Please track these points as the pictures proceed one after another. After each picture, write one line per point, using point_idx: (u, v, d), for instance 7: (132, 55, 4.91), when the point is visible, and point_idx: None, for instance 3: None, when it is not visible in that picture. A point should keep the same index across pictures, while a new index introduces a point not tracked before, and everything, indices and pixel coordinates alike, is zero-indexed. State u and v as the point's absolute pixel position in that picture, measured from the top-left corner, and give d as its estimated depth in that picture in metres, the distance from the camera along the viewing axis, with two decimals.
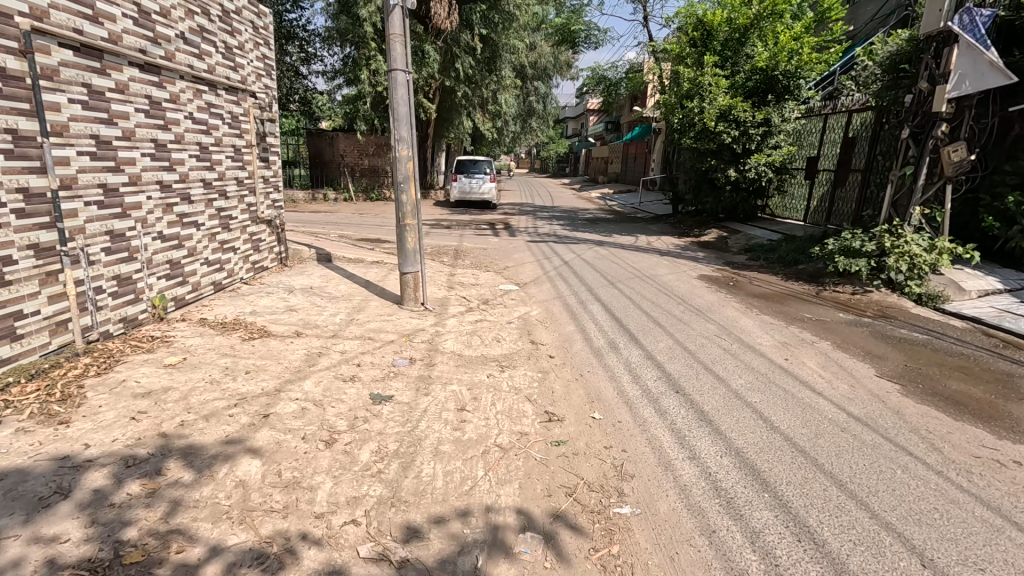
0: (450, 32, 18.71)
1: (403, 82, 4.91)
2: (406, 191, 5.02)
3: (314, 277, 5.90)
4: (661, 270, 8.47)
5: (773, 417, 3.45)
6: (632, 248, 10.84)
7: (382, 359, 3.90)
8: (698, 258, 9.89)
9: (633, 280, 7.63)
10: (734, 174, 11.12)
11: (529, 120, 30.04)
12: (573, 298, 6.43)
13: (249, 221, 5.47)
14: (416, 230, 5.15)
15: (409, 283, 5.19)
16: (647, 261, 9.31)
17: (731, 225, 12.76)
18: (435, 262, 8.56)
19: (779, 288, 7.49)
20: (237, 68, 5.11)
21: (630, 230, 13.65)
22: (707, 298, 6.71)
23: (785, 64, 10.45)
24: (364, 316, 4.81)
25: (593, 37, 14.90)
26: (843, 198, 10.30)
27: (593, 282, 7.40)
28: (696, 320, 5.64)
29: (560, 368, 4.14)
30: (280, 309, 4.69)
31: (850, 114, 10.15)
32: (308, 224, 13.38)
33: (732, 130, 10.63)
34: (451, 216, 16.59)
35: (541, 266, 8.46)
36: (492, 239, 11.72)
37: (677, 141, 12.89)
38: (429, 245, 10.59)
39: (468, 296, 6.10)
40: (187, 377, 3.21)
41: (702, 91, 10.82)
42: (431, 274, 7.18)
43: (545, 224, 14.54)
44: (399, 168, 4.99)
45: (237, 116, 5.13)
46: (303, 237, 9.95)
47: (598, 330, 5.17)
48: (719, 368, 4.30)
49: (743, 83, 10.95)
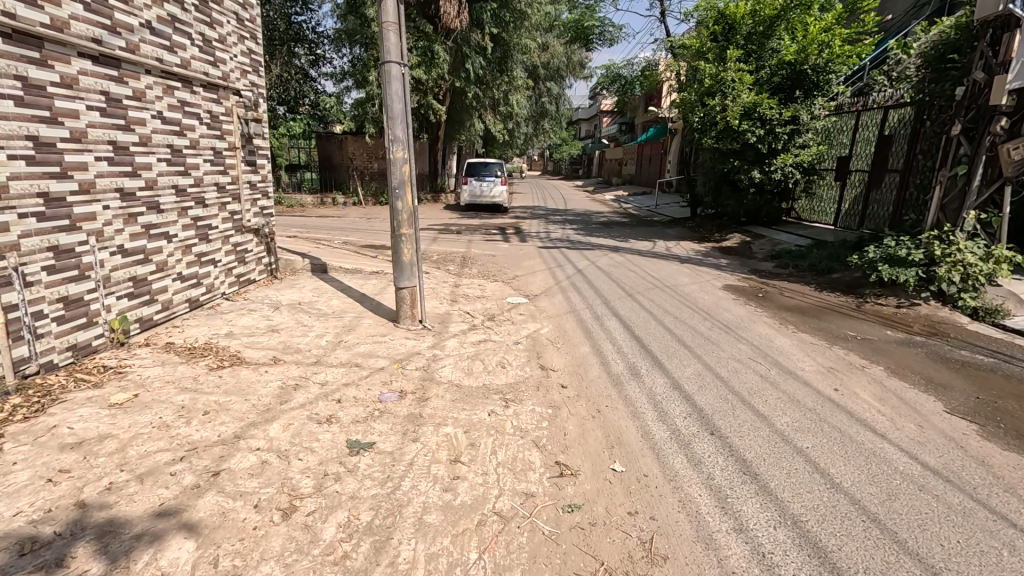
0: (461, 32, 18.27)
1: (398, 76, 4.40)
2: (401, 197, 4.51)
3: (305, 291, 5.42)
4: (682, 279, 7.85)
5: (832, 469, 2.86)
6: (650, 254, 10.22)
7: (367, 392, 3.37)
8: (722, 265, 9.26)
9: (653, 291, 7.04)
10: (759, 175, 10.48)
11: (541, 121, 29.52)
12: (587, 312, 5.87)
13: (233, 230, 5.02)
14: (413, 240, 4.63)
15: (405, 299, 4.67)
16: (667, 269, 8.69)
17: (755, 229, 12.06)
18: (440, 271, 8.05)
19: (814, 300, 6.84)
20: (218, 63, 4.65)
21: (647, 235, 13.03)
22: (736, 312, 6.08)
23: (815, 57, 9.78)
24: (355, 338, 4.30)
25: (608, 34, 14.31)
26: (879, 200, 9.58)
27: (610, 293, 6.83)
28: (726, 340, 5.03)
29: (573, 403, 3.58)
30: (261, 331, 4.20)
31: (886, 110, 9.44)
32: (314, 229, 13.02)
33: (757, 129, 9.99)
34: (461, 220, 16.14)
35: (553, 275, 7.90)
36: (502, 245, 11.21)
37: (696, 141, 12.26)
38: (436, 252, 10.11)
39: (472, 311, 5.57)
40: (131, 420, 2.72)
41: (725, 88, 10.19)
42: (433, 285, 6.66)
43: (558, 229, 13.98)
44: (395, 172, 4.47)
45: (217, 116, 4.67)
46: (304, 243, 9.53)
47: (616, 352, 4.60)
48: (759, 401, 3.71)
49: (768, 78, 10.29)
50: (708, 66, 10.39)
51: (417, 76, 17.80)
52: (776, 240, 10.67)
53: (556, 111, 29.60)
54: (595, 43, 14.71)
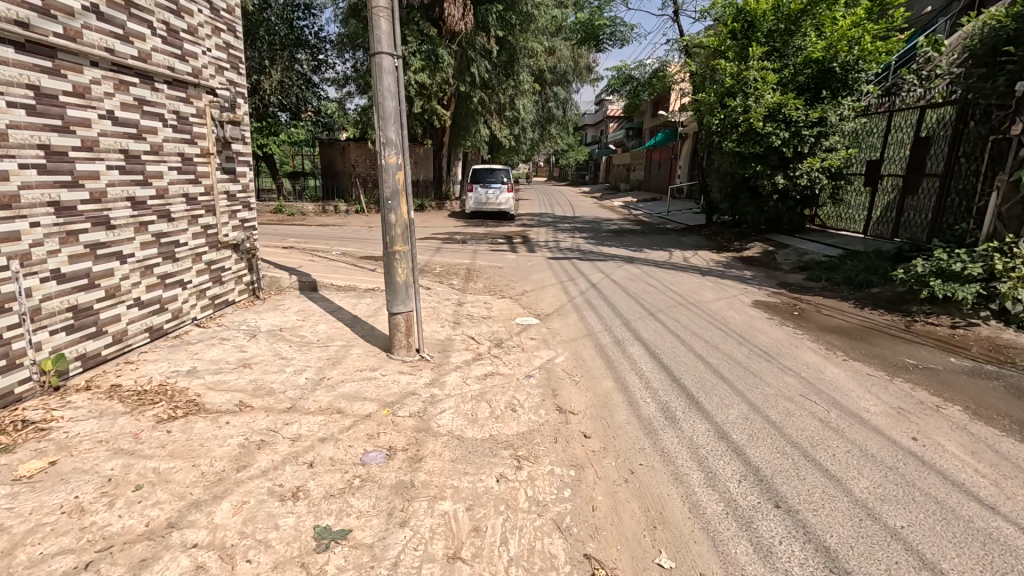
0: (465, 35, 17.76)
1: (389, 69, 3.80)
2: (394, 209, 3.90)
3: (289, 315, 4.82)
4: (708, 294, 7.18)
5: (941, 561, 2.21)
6: (667, 266, 9.55)
7: (348, 452, 2.75)
8: (746, 277, 8.60)
9: (676, 309, 6.40)
10: (783, 181, 9.82)
11: (548, 127, 29.03)
12: (607, 335, 5.23)
13: (207, 247, 4.44)
14: (408, 258, 4.02)
15: (399, 326, 4.05)
16: (689, 282, 8.02)
17: (777, 238, 11.37)
18: (442, 286, 7.45)
19: (857, 319, 6.16)
20: (187, 57, 4.08)
21: (662, 244, 12.34)
22: (773, 335, 5.42)
23: (844, 55, 9.14)
24: (339, 374, 3.68)
25: (619, 35, 13.71)
26: (915, 207, 8.88)
27: (628, 312, 6.21)
28: (769, 370, 4.37)
29: (601, 461, 2.94)
30: (230, 366, 3.59)
31: (922, 110, 8.77)
32: (313, 240, 12.46)
33: (782, 131, 9.35)
34: (466, 229, 15.53)
35: (565, 291, 7.25)
36: (509, 255, 10.57)
37: (713, 145, 11.64)
38: (439, 264, 9.52)
39: (477, 336, 4.94)
40: (35, 503, 2.11)
41: (747, 88, 9.56)
42: (435, 303, 6.06)
43: (567, 237, 13.36)
44: (387, 179, 3.87)
45: (186, 117, 4.10)
46: (299, 255, 8.95)
47: (644, 389, 3.96)
48: (824, 455, 3.06)
49: (793, 78, 9.66)
50: (728, 65, 9.77)
51: (420, 81, 17.30)
52: (802, 250, 9.98)
53: (563, 116, 29.05)
54: (605, 44, 14.12)
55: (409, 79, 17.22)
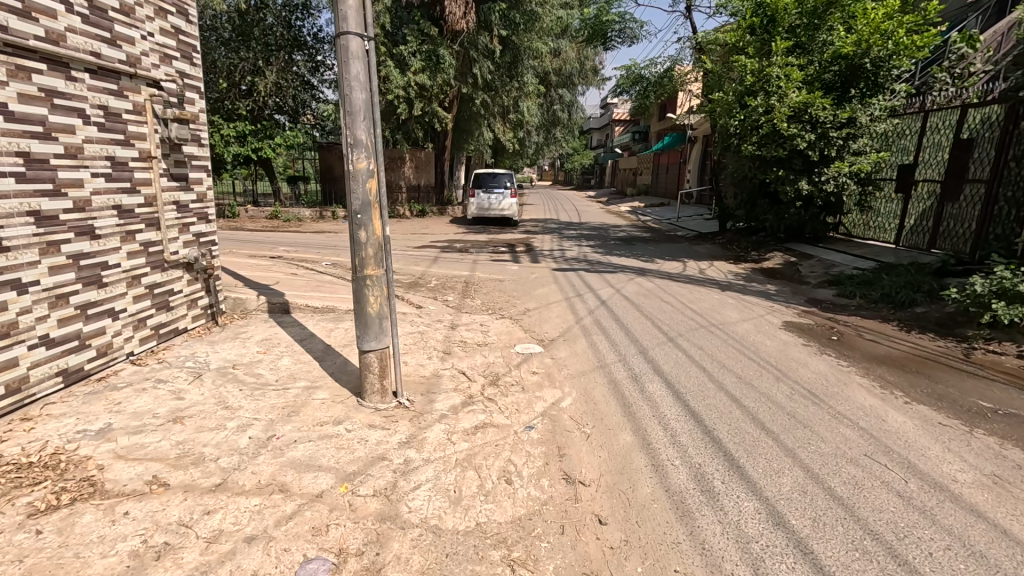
0: (468, 34, 17.14)
1: (358, 53, 3.09)
2: (365, 225, 3.18)
3: (250, 347, 4.12)
4: (731, 314, 6.44)
5: None
6: (682, 278, 8.82)
7: (282, 560, 2.03)
8: (770, 292, 7.86)
9: (698, 332, 5.66)
10: (807, 187, 9.08)
11: (553, 130, 28.40)
12: (622, 368, 4.49)
13: (149, 268, 3.75)
14: (383, 285, 3.31)
15: (372, 366, 3.34)
16: (708, 299, 7.29)
17: (799, 248, 10.62)
18: (436, 303, 6.75)
19: (906, 345, 5.39)
20: (119, 42, 3.40)
21: (674, 253, 11.62)
22: (815, 366, 4.66)
23: (877, 49, 8.33)
24: (294, 432, 2.96)
25: (628, 31, 13.01)
26: (956, 216, 8.11)
27: (643, 336, 5.49)
28: (820, 418, 3.62)
29: (622, 565, 2.21)
30: (156, 421, 2.88)
31: (963, 109, 7.99)
32: (305, 248, 11.87)
33: (808, 133, 8.63)
34: (467, 235, 14.90)
35: (572, 309, 6.54)
36: (511, 266, 9.90)
37: (729, 147, 10.92)
38: (435, 276, 8.82)
39: (469, 371, 4.22)
40: None
41: (768, 86, 8.82)
42: (425, 326, 5.37)
43: (573, 245, 12.65)
44: (356, 188, 3.16)
45: (117, 113, 3.41)
46: (284, 266, 8.32)
47: (672, 446, 3.22)
48: (918, 555, 2.31)
49: (819, 75, 8.90)
50: (748, 61, 9.01)
51: (420, 82, 16.78)
52: (828, 261, 9.22)
53: (568, 119, 28.40)
54: (614, 41, 13.42)
55: (409, 80, 16.69)
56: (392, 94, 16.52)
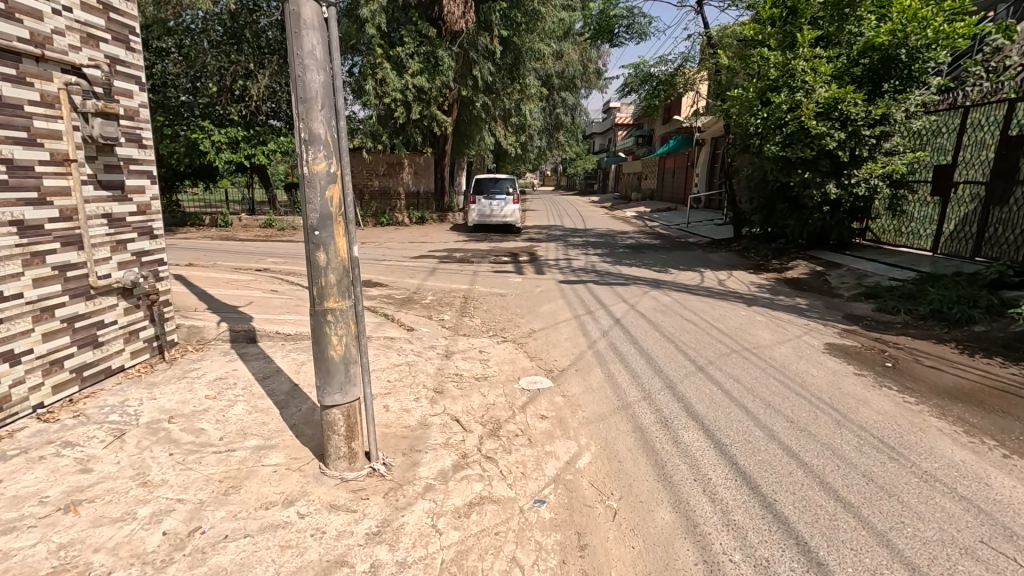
0: (467, 34, 16.54)
1: (315, 21, 2.36)
2: (325, 245, 2.46)
3: (197, 390, 3.39)
4: (764, 335, 5.69)
5: None
6: (701, 291, 8.08)
7: None
8: (801, 306, 7.12)
9: (730, 360, 4.91)
10: (836, 190, 8.34)
11: (555, 134, 27.82)
12: (648, 410, 3.75)
13: (66, 297, 3.04)
14: (349, 321, 2.58)
15: (337, 426, 2.60)
16: (734, 316, 6.53)
17: (823, 256, 9.88)
18: (430, 323, 6.04)
19: (975, 373, 4.61)
20: (17, 15, 2.71)
21: (688, 262, 10.87)
22: (878, 404, 3.90)
23: (914, 38, 7.60)
24: (226, 522, 2.22)
25: (637, 27, 12.29)
26: (1004, 221, 7.39)
27: (667, 363, 4.75)
28: (906, 484, 2.86)
29: None
30: (38, 512, 2.15)
31: (1012, 104, 7.24)
32: (294, 259, 11.16)
33: (837, 131, 7.89)
34: (467, 244, 14.20)
35: (583, 330, 5.80)
36: (514, 277, 9.16)
37: (746, 148, 10.19)
38: (431, 290, 8.11)
39: (465, 418, 3.48)
40: None
41: (793, 80, 8.08)
42: (416, 354, 4.64)
43: (579, 254, 11.93)
44: (312, 198, 2.43)
45: (16, 104, 2.73)
46: (266, 280, 7.61)
47: (725, 530, 2.47)
48: None
49: (848, 69, 8.16)
50: (770, 54, 8.27)
51: (418, 85, 16.21)
52: (859, 271, 8.47)
53: (571, 123, 27.80)
54: (620, 37, 12.73)
55: (406, 83, 16.11)
56: (390, 98, 15.97)
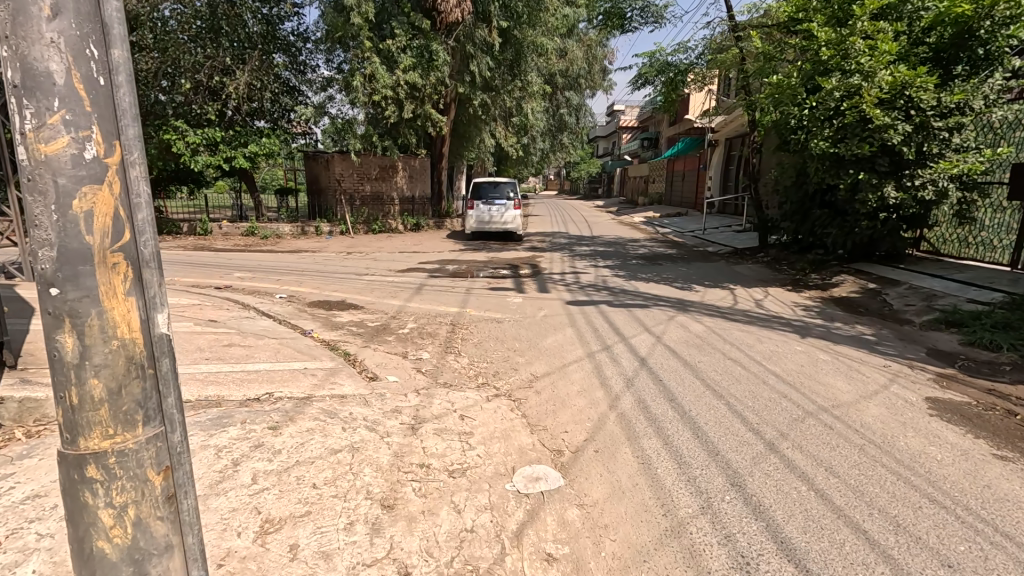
0: (464, 26, 15.30)
1: None
2: (80, 316, 1.13)
3: None
4: (839, 384, 4.32)
5: None
6: (737, 315, 6.73)
7: None
8: (868, 337, 5.76)
9: (809, 428, 3.55)
10: (896, 194, 6.97)
11: (559, 137, 26.57)
12: (716, 543, 2.39)
13: None
14: (144, 464, 1.23)
15: None
16: (788, 353, 5.18)
17: (872, 269, 8.53)
18: (404, 365, 4.73)
19: None
20: None
21: (713, 277, 9.50)
22: None
23: (1002, 7, 6.23)
24: None
25: (652, 10, 10.92)
26: None
27: (722, 438, 3.40)
28: None
29: None
30: None
31: None
32: (265, 274, 9.82)
33: (902, 122, 6.52)
34: (462, 254, 12.85)
35: (600, 377, 4.45)
36: (512, 297, 7.79)
37: (781, 146, 8.82)
38: (413, 315, 6.77)
39: (422, 570, 2.12)
40: None
41: (849, 60, 6.70)
42: (367, 428, 3.29)
43: (587, 266, 10.58)
44: (39, 216, 1.09)
45: None
46: (212, 306, 6.27)
47: None
48: None
49: (913, 49, 6.81)
50: (820, 30, 6.91)
51: (411, 81, 15.00)
52: (924, 290, 7.10)
53: (576, 124, 26.52)
54: (632, 23, 11.35)
55: (398, 80, 14.91)
56: (380, 95, 14.72)
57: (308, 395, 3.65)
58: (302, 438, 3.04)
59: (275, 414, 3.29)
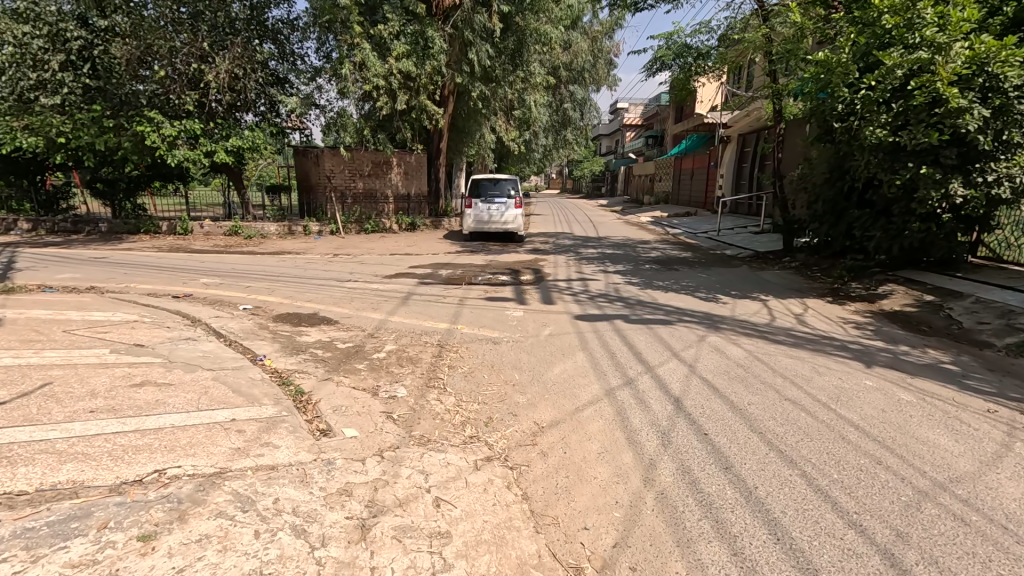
0: (462, 12, 14.15)
1: None
2: None
3: None
4: (945, 444, 3.23)
5: None
6: (779, 334, 5.66)
7: None
8: (947, 366, 4.69)
9: (934, 523, 2.47)
10: (964, 191, 5.89)
11: (562, 132, 25.51)
12: None
13: None
14: None
15: None
16: (857, 390, 4.10)
17: (924, 278, 7.47)
18: (370, 408, 3.65)
19: None
20: None
21: (739, 285, 8.41)
22: None
23: None
24: None
25: None
26: None
27: (814, 543, 2.33)
28: None
29: None
30: None
31: None
32: (235, 280, 8.75)
33: (980, 103, 5.43)
34: (459, 257, 11.78)
35: (625, 430, 3.37)
36: (512, 310, 6.71)
37: (818, 136, 7.72)
38: (393, 333, 5.69)
39: None
40: None
41: (917, 29, 5.60)
42: (290, 531, 2.22)
43: (596, 272, 9.50)
44: None
45: None
46: (147, 324, 5.18)
47: None
48: None
49: (991, 18, 5.74)
50: None
51: (405, 70, 13.89)
52: (998, 305, 6.01)
53: (580, 120, 25.42)
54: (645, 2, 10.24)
55: (391, 68, 13.72)
56: (371, 84, 13.55)
57: (219, 470, 2.58)
58: (184, 560, 1.97)
59: (158, 510, 2.22)
